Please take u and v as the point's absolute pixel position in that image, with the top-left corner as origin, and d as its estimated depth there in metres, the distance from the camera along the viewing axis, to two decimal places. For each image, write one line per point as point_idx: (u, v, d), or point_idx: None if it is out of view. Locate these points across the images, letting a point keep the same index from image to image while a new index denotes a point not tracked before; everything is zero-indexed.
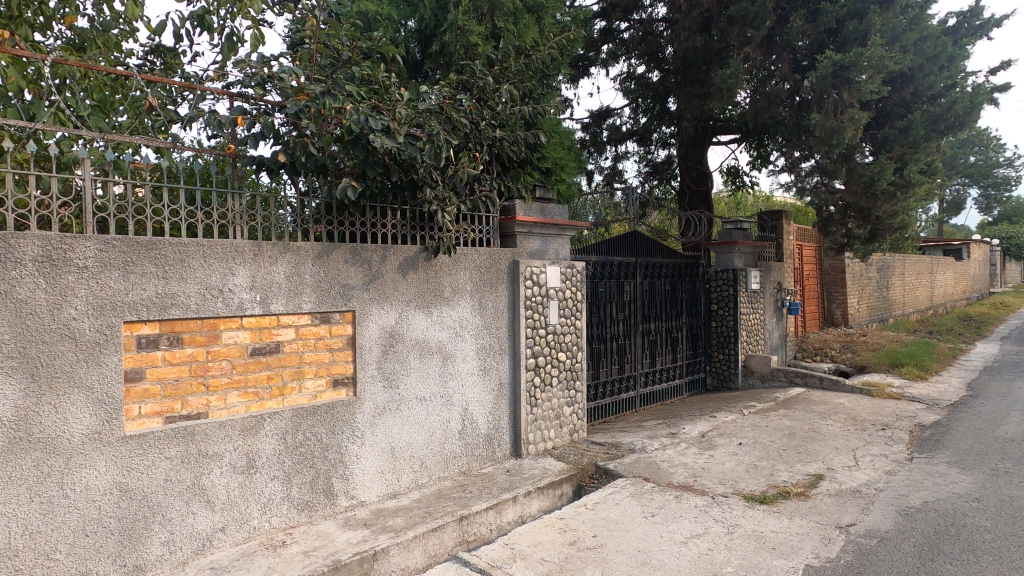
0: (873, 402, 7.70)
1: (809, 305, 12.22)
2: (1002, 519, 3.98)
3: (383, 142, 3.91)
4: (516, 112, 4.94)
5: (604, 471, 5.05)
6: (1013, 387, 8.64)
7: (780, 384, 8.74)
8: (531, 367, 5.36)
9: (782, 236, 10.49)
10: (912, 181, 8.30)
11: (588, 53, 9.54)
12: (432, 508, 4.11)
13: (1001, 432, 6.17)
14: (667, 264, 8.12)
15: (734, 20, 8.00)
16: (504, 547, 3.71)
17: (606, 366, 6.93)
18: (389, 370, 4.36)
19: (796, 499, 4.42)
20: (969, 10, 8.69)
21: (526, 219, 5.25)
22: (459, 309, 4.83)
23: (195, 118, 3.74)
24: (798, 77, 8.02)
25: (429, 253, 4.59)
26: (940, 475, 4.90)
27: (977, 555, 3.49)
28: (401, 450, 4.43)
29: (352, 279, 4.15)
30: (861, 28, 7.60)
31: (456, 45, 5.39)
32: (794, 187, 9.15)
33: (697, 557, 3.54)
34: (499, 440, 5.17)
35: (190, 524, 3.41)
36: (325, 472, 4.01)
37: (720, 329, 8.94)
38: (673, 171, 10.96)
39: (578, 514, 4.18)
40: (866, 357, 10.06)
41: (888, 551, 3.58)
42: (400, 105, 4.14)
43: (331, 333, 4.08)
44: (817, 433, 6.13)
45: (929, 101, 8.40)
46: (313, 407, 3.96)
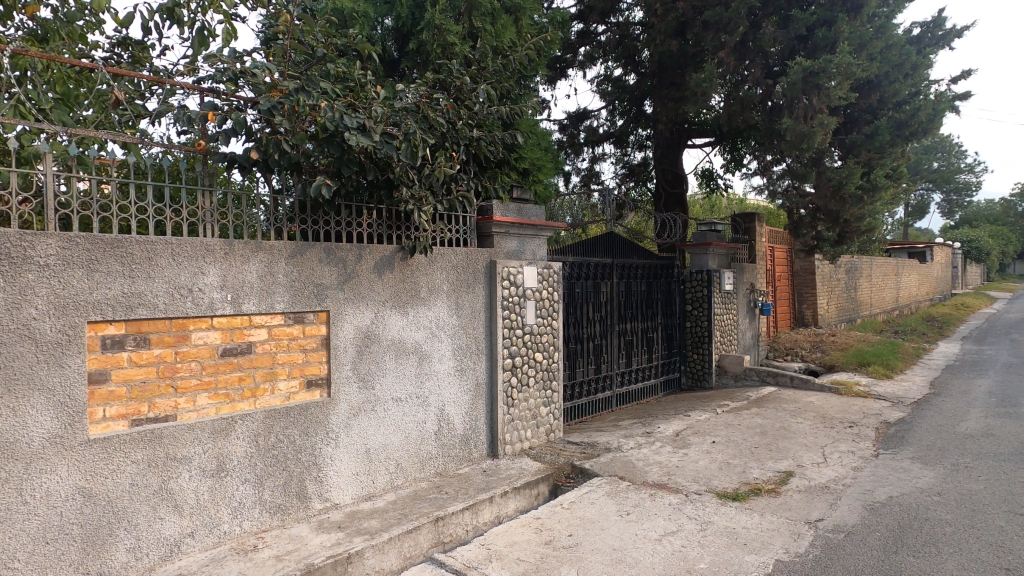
0: (841, 400, 7.91)
1: (781, 306, 12.50)
2: (962, 512, 4.12)
3: (358, 140, 3.86)
4: (494, 112, 4.93)
5: (580, 471, 5.08)
6: (972, 385, 8.96)
7: (752, 384, 8.91)
8: (508, 367, 5.36)
9: (754, 238, 10.70)
10: (878, 185, 8.55)
11: (565, 55, 9.59)
12: (408, 510, 4.08)
13: (961, 428, 6.39)
14: (643, 265, 8.21)
15: (708, 25, 8.10)
16: (480, 548, 3.70)
17: (582, 366, 6.98)
18: (365, 371, 4.32)
19: (767, 495, 4.51)
20: (932, 20, 8.99)
21: (503, 220, 5.26)
22: (435, 308, 4.80)
23: (165, 113, 3.65)
24: (770, 82, 8.18)
25: (405, 253, 4.55)
26: (904, 470, 5.05)
27: (938, 547, 3.61)
28: (377, 451, 4.39)
29: (326, 279, 4.10)
30: (830, 36, 7.78)
31: (433, 44, 5.36)
32: (767, 189, 9.35)
33: (671, 554, 3.58)
34: (476, 441, 5.16)
35: (157, 530, 3.32)
36: (298, 475, 3.94)
37: (694, 330, 9.07)
38: (649, 173, 11.09)
39: (554, 513, 4.19)
40: (835, 356, 10.32)
41: (854, 544, 3.68)
42: (376, 103, 4.10)
43: (305, 333, 4.02)
44: (787, 431, 6.27)
45: (895, 108, 8.66)
46: (286, 408, 3.89)
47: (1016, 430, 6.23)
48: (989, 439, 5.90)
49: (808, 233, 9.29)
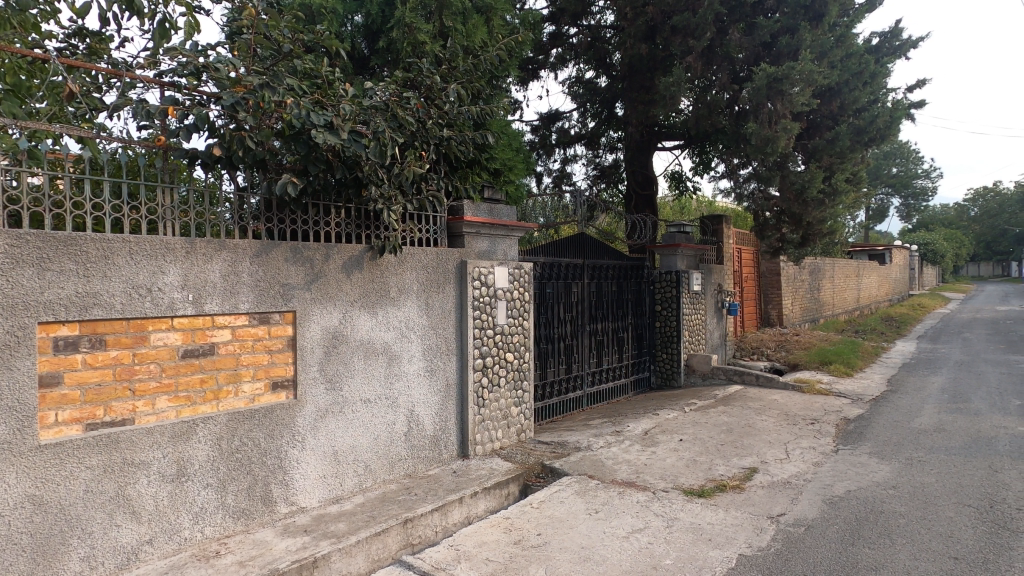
0: (804, 398, 8.14)
1: (748, 306, 12.78)
2: (914, 505, 4.28)
3: (325, 139, 3.81)
4: (465, 112, 4.92)
5: (550, 470, 5.10)
6: (926, 382, 9.32)
7: (719, 382, 9.08)
8: (478, 367, 5.36)
9: (722, 240, 10.92)
10: (838, 189, 8.82)
11: (537, 56, 9.63)
12: (376, 512, 4.03)
13: (915, 424, 6.64)
14: (614, 265, 8.30)
15: (677, 30, 8.24)
16: (449, 549, 3.68)
17: (553, 366, 7.01)
18: (333, 372, 4.26)
19: (731, 491, 4.61)
20: (890, 31, 9.32)
21: (474, 220, 5.25)
22: (405, 308, 4.77)
23: (123, 107, 3.53)
24: (736, 87, 8.37)
25: (374, 253, 4.51)
26: (862, 465, 5.23)
27: (892, 538, 3.75)
28: (345, 453, 4.34)
29: (293, 279, 4.02)
30: (793, 44, 8.00)
31: (403, 42, 5.31)
32: (733, 192, 9.60)
33: (638, 551, 3.62)
34: (446, 441, 5.13)
35: (113, 538, 3.21)
36: (263, 479, 3.86)
37: (664, 330, 9.21)
38: (620, 175, 11.20)
39: (523, 513, 4.20)
40: (799, 355, 10.61)
41: (814, 537, 3.79)
42: (344, 101, 4.05)
43: (270, 334, 3.95)
44: (752, 428, 6.42)
45: (855, 115, 8.94)
46: (250, 411, 3.81)
47: (966, 425, 6.51)
48: (941, 434, 6.14)
49: (773, 235, 9.53)
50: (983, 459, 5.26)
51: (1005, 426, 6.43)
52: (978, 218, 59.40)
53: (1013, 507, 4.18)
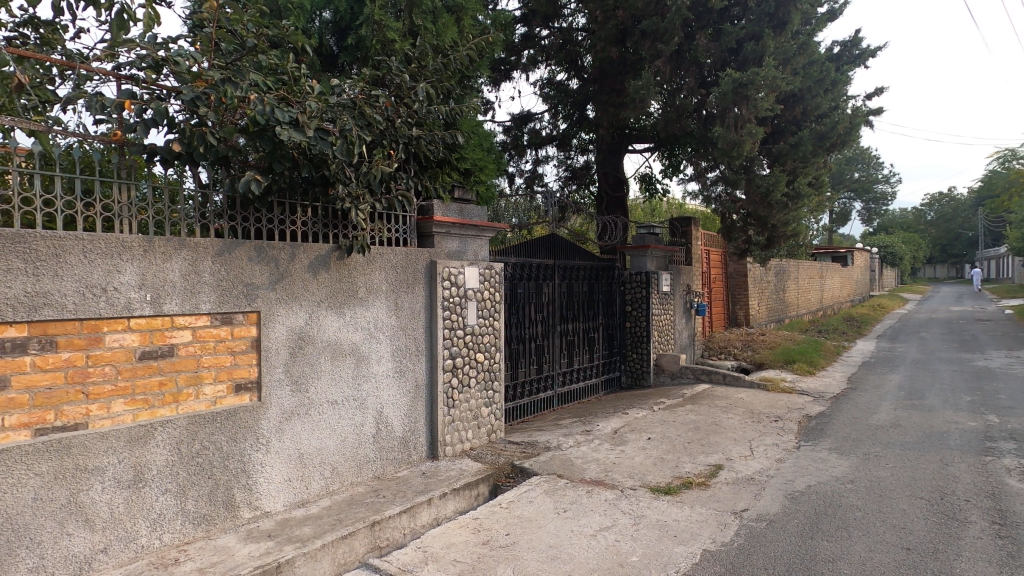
0: (769, 396, 8.34)
1: (715, 307, 13.03)
2: (871, 498, 4.43)
3: (290, 136, 3.73)
4: (434, 112, 4.89)
5: (519, 470, 5.11)
6: (884, 380, 9.66)
7: (688, 381, 9.23)
8: (448, 368, 5.33)
9: (691, 241, 11.10)
10: (801, 193, 9.08)
11: (509, 57, 9.64)
12: (343, 516, 3.98)
13: (873, 420, 6.86)
14: (585, 266, 8.37)
15: (646, 34, 8.34)
16: (416, 550, 3.66)
17: (524, 366, 7.03)
18: (298, 373, 4.18)
19: (697, 488, 4.69)
20: (850, 40, 9.63)
21: (444, 220, 5.24)
22: (374, 309, 4.71)
23: (77, 99, 3.39)
24: (703, 91, 8.52)
25: (342, 252, 4.45)
26: (822, 460, 5.38)
27: (849, 531, 3.87)
28: (311, 456, 4.26)
29: (257, 278, 3.94)
30: (758, 50, 8.18)
31: (372, 40, 5.24)
32: (701, 194, 9.79)
33: (605, 549, 3.66)
34: (415, 443, 5.09)
35: (65, 546, 3.10)
36: (225, 483, 3.77)
37: (634, 330, 9.32)
38: (591, 177, 11.29)
39: (492, 513, 4.20)
40: (764, 355, 10.87)
41: (775, 532, 3.88)
42: (310, 98, 3.98)
43: (233, 335, 3.86)
44: (718, 426, 6.55)
45: (817, 121, 9.21)
46: (212, 414, 3.71)
47: (920, 421, 6.76)
48: (897, 429, 6.37)
49: (740, 237, 9.74)
50: (935, 453, 5.48)
51: (956, 421, 6.71)
52: (934, 222, 61.77)
53: (962, 498, 4.37)
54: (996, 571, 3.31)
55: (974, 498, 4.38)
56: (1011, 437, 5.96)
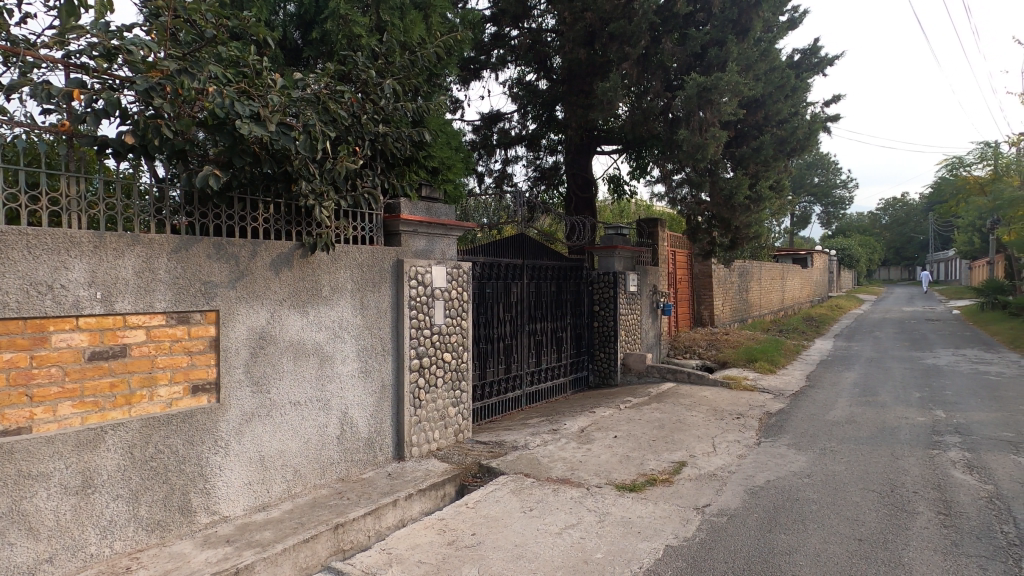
0: (731, 394, 8.54)
1: (681, 307, 13.28)
2: (826, 491, 4.58)
3: (251, 130, 3.63)
4: (401, 108, 4.84)
5: (486, 470, 5.10)
6: (840, 377, 10.00)
7: (654, 380, 9.37)
8: (415, 368, 5.28)
9: (657, 242, 11.27)
10: (762, 196, 9.32)
11: (478, 56, 9.64)
12: (305, 519, 3.89)
13: (830, 416, 7.10)
14: (553, 266, 8.41)
15: (614, 36, 8.44)
16: (380, 553, 3.61)
17: (492, 366, 7.02)
18: (259, 373, 4.08)
19: (661, 485, 4.76)
20: (810, 48, 9.95)
21: (411, 218, 5.19)
22: (338, 308, 4.64)
23: (21, 88, 3.22)
24: (669, 95, 8.66)
25: (305, 250, 4.36)
26: (780, 456, 5.54)
27: (805, 523, 3.99)
28: (272, 458, 4.17)
29: (215, 276, 3.82)
30: (722, 56, 8.37)
31: (338, 34, 5.16)
32: (667, 196, 9.87)
33: (570, 547, 3.68)
34: (381, 444, 5.03)
35: (5, 558, 2.94)
36: (180, 488, 3.65)
37: (601, 330, 9.42)
38: (560, 177, 11.35)
39: (458, 513, 4.18)
40: (727, 354, 11.13)
41: (735, 526, 3.97)
42: (273, 92, 3.89)
43: (190, 335, 3.73)
44: (682, 424, 6.67)
45: (778, 126, 9.48)
46: (167, 416, 3.58)
47: (873, 417, 7.02)
48: (851, 425, 6.60)
49: (704, 238, 9.94)
50: (887, 447, 5.70)
51: (906, 416, 7.00)
52: (888, 226, 64.31)
53: (911, 490, 4.55)
54: (940, 559, 3.46)
55: (922, 489, 4.58)
56: (956, 431, 6.25)
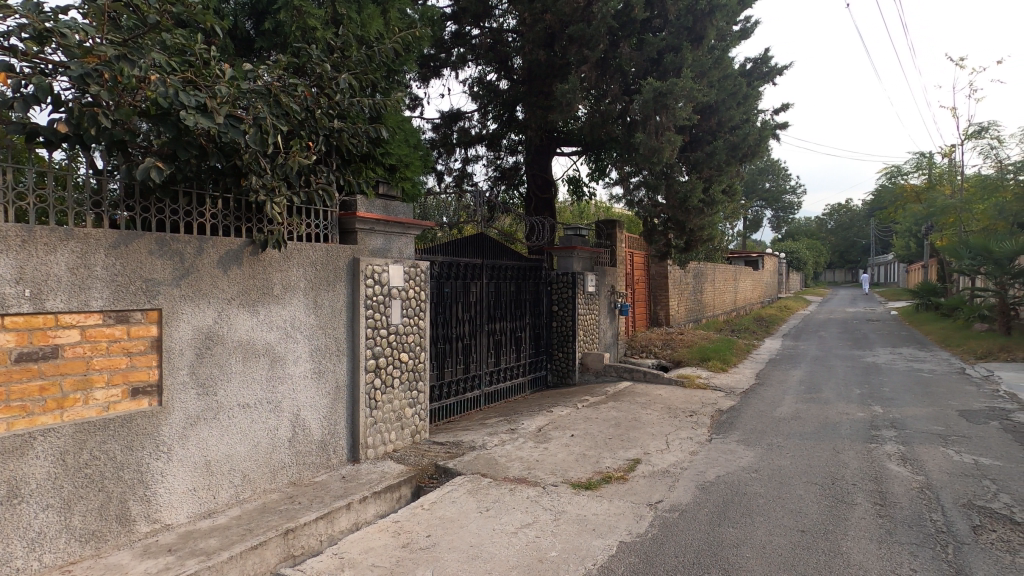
0: (685, 392, 8.76)
1: (638, 307, 13.54)
2: (772, 485, 4.75)
3: (197, 122, 3.50)
4: (357, 104, 4.76)
5: (443, 471, 5.07)
6: (787, 375, 10.40)
7: (611, 379, 9.52)
8: (371, 368, 5.20)
9: (615, 244, 11.44)
10: (715, 199, 9.59)
11: (438, 54, 9.60)
12: (253, 525, 3.77)
13: (777, 413, 7.37)
14: (513, 266, 8.43)
15: (573, 39, 8.51)
16: (332, 557, 3.52)
17: (450, 366, 6.98)
18: (206, 375, 3.92)
19: (616, 482, 4.84)
20: (760, 57, 10.30)
21: (367, 216, 5.10)
22: (291, 307, 4.51)
23: None
24: (627, 99, 8.80)
25: (256, 247, 4.23)
26: (730, 452, 5.71)
27: (752, 517, 4.13)
28: (219, 463, 4.01)
29: (158, 273, 3.66)
30: (677, 62, 8.56)
31: (291, 26, 5.00)
32: (624, 198, 10.03)
33: (525, 546, 3.69)
34: (335, 446, 4.93)
35: None
36: (118, 496, 3.47)
37: (560, 330, 9.49)
38: (520, 178, 11.40)
39: (413, 515, 4.13)
40: (682, 353, 11.40)
41: (686, 521, 4.07)
42: (221, 82, 3.76)
43: (130, 335, 3.55)
44: (637, 422, 6.80)
45: (730, 132, 9.77)
46: (104, 420, 3.40)
47: (817, 413, 7.34)
48: (796, 421, 6.87)
49: (660, 240, 10.15)
50: (829, 441, 5.97)
51: (847, 412, 7.35)
52: (833, 230, 67.38)
53: (850, 482, 4.78)
54: (876, 548, 3.63)
55: (860, 481, 4.81)
56: (891, 426, 6.60)
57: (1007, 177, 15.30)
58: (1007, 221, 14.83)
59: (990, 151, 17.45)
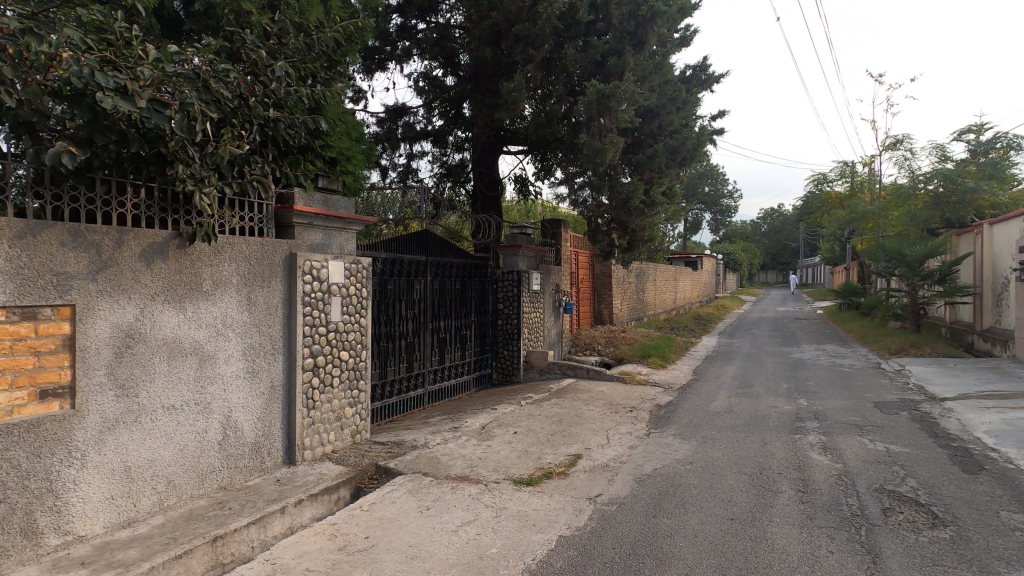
0: (626, 388, 8.99)
1: (582, 306, 13.76)
2: (705, 476, 4.95)
3: (116, 105, 3.28)
4: (295, 94, 4.59)
5: (383, 471, 4.98)
6: (722, 371, 10.84)
7: (555, 376, 9.64)
8: (309, 367, 5.03)
9: (560, 243, 11.58)
10: (655, 201, 9.88)
11: (382, 47, 9.38)
12: (179, 533, 3.57)
13: (711, 407, 7.68)
14: (458, 264, 8.38)
15: (519, 38, 8.54)
16: (264, 563, 3.39)
17: (393, 365, 6.86)
18: (126, 376, 3.68)
19: (557, 478, 4.90)
20: (699, 64, 10.71)
21: (306, 210, 4.90)
22: (222, 304, 4.30)
23: None
24: (571, 100, 8.94)
25: (184, 240, 4.01)
26: (667, 445, 5.91)
27: (686, 507, 4.28)
28: (140, 469, 3.78)
29: (71, 267, 3.40)
30: (620, 65, 8.76)
31: (223, 8, 4.75)
32: (569, 198, 10.19)
33: (466, 544, 3.67)
34: (269, 448, 4.73)
35: None
36: (24, 507, 3.20)
37: (506, 328, 9.51)
38: (466, 175, 11.37)
39: (351, 517, 4.03)
40: (624, 350, 11.68)
41: (623, 513, 4.18)
42: (144, 64, 3.53)
43: (38, 334, 3.29)
44: (579, 418, 6.91)
45: (670, 136, 10.08)
46: (6, 425, 3.12)
47: (748, 406, 7.70)
48: (729, 415, 7.18)
49: (604, 239, 10.35)
50: (758, 433, 6.27)
51: (776, 405, 7.75)
52: (767, 234, 70.74)
53: (776, 471, 5.04)
54: (798, 532, 3.84)
55: (785, 470, 5.09)
56: (815, 417, 7.00)
57: (918, 186, 16.52)
58: (918, 227, 16.00)
59: (904, 162, 18.79)
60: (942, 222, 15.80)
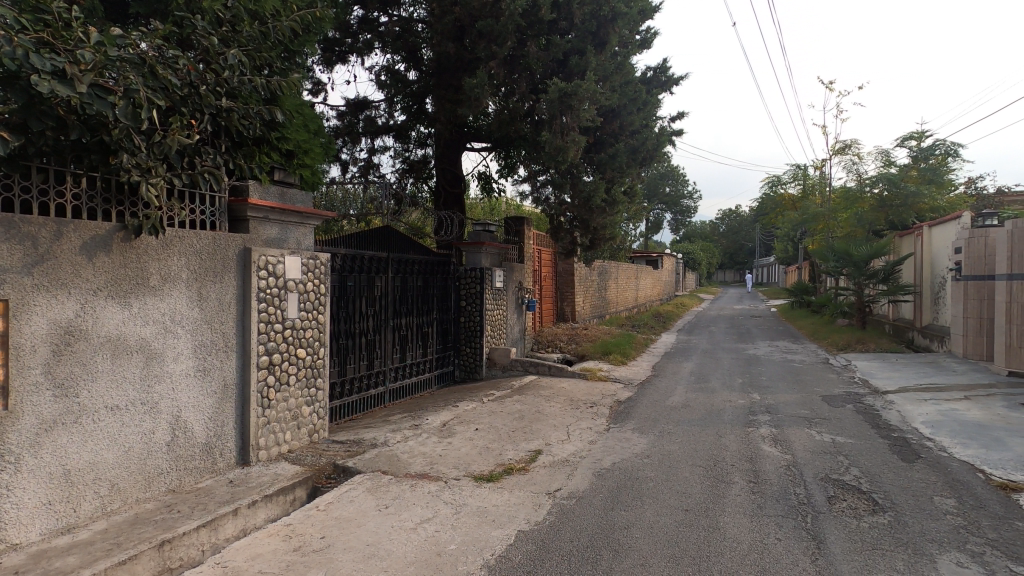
0: (587, 385, 9.10)
1: (545, 303, 13.84)
2: (662, 469, 5.06)
3: (53, 89, 3.11)
4: (249, 83, 4.45)
5: (341, 470, 4.89)
6: (680, 367, 11.10)
7: (517, 373, 9.68)
8: (264, 365, 4.90)
9: (523, 240, 11.61)
10: (616, 199, 10.02)
11: (343, 38, 9.23)
12: (123, 538, 3.42)
13: (669, 402, 7.85)
14: (420, 261, 8.31)
15: (482, 34, 8.48)
16: (214, 567, 3.28)
17: (353, 363, 6.75)
18: (64, 376, 3.50)
19: (517, 474, 4.92)
20: (659, 66, 10.90)
21: (260, 204, 4.79)
22: (171, 299, 4.14)
23: None
24: (534, 98, 9.05)
25: (129, 233, 3.83)
26: (626, 439, 6.01)
27: (643, 499, 4.37)
28: (80, 472, 3.60)
29: (3, 259, 3.22)
30: (582, 65, 8.93)
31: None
32: (532, 196, 10.23)
33: (424, 541, 3.65)
34: (221, 449, 4.59)
35: None
36: None
37: (468, 325, 9.48)
38: (428, 171, 11.27)
39: (307, 517, 3.95)
40: (585, 347, 11.81)
41: (582, 507, 4.23)
42: (84, 47, 3.35)
43: None
44: (540, 415, 6.95)
45: (631, 136, 10.24)
46: None
47: (704, 401, 7.91)
48: (686, 409, 7.36)
49: (566, 238, 10.44)
50: (713, 427, 6.45)
51: (730, 399, 7.98)
52: (725, 234, 72.67)
53: (729, 463, 5.20)
54: (748, 521, 3.97)
55: (738, 462, 5.25)
56: (767, 411, 7.25)
57: (865, 189, 17.26)
58: (865, 228, 16.72)
59: (852, 166, 19.59)
60: (886, 224, 16.57)
